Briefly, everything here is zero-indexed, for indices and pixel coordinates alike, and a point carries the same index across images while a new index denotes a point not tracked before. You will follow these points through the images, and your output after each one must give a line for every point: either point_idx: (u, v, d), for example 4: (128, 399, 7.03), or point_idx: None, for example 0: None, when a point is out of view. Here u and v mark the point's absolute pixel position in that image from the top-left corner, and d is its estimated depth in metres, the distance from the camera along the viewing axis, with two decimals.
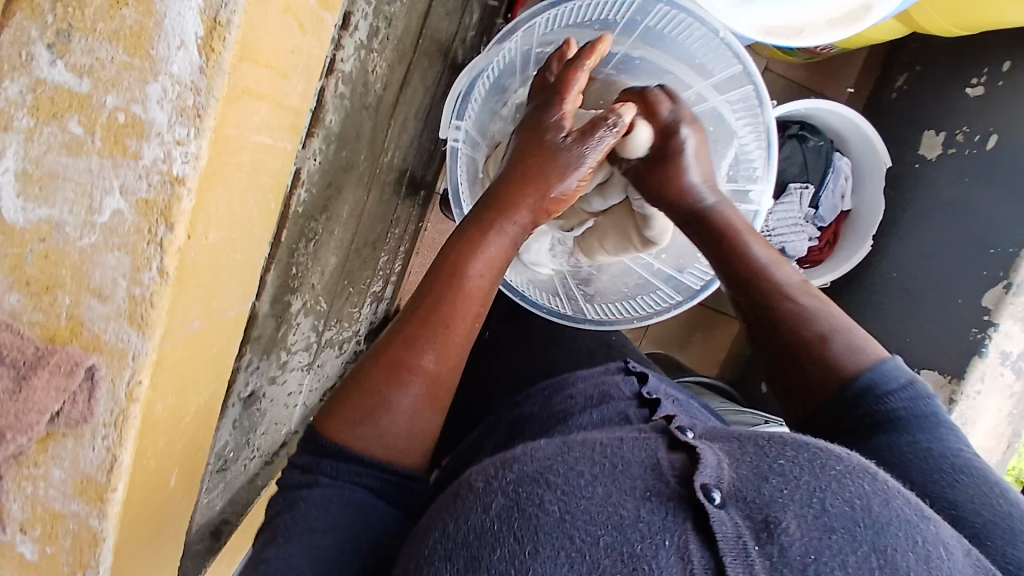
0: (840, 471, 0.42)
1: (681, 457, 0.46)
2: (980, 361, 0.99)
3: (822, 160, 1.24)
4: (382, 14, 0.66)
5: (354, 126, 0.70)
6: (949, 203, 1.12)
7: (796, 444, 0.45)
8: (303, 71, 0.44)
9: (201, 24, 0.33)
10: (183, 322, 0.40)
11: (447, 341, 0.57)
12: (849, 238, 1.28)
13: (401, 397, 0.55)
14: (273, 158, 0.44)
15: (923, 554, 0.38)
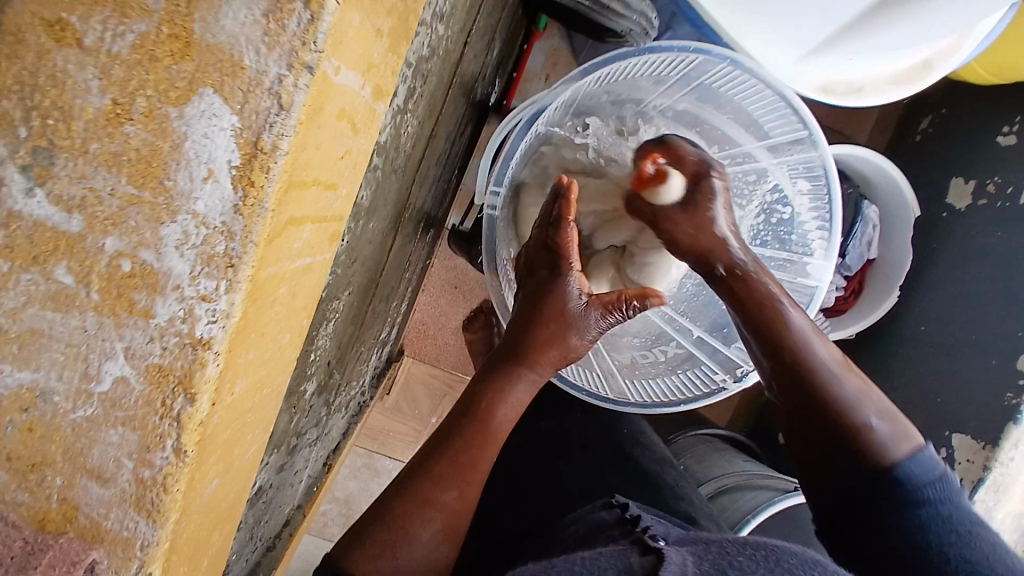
0: (790, 563, 0.50)
1: (653, 558, 0.52)
2: (1015, 429, 0.86)
3: (850, 208, 1.06)
4: (420, 73, 0.58)
5: (382, 196, 0.62)
6: (979, 252, 0.98)
7: (759, 546, 0.53)
8: (350, 176, 0.36)
9: (239, 152, 0.26)
10: (200, 491, 0.32)
11: (471, 479, 0.55)
12: (875, 286, 1.09)
13: (423, 531, 0.53)
14: (310, 279, 0.36)
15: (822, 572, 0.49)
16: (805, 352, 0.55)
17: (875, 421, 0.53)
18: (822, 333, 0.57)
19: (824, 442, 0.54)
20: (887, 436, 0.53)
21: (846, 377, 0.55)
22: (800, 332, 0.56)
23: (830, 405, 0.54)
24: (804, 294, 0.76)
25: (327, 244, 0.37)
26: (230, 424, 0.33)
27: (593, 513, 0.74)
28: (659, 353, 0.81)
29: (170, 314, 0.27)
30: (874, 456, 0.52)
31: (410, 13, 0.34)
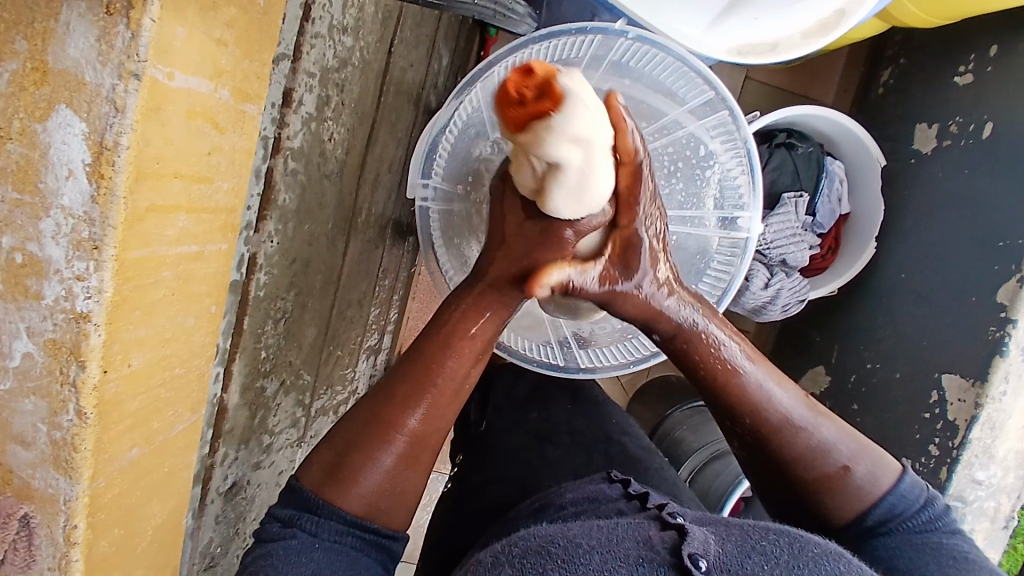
0: (818, 553, 0.45)
1: (674, 534, 0.47)
2: (1002, 362, 0.86)
3: (815, 167, 1.08)
4: (331, 82, 0.63)
5: (312, 199, 0.66)
6: (945, 196, 0.99)
7: (785, 530, 0.48)
8: (230, 169, 0.41)
9: (88, 151, 0.31)
10: (117, 454, 0.37)
11: (438, 399, 0.54)
12: (853, 242, 1.12)
13: (382, 456, 0.52)
14: (204, 265, 0.41)
15: None
16: (772, 411, 0.54)
17: (848, 464, 0.53)
18: (778, 378, 0.55)
19: (793, 488, 0.54)
20: (864, 478, 0.53)
21: (813, 426, 0.54)
22: (764, 391, 0.54)
23: (800, 455, 0.53)
24: (737, 244, 0.80)
25: (219, 235, 0.42)
26: (140, 394, 0.38)
27: (597, 488, 0.70)
28: (615, 322, 0.83)
29: (55, 294, 0.32)
30: (846, 499, 0.52)
31: (259, 19, 0.40)
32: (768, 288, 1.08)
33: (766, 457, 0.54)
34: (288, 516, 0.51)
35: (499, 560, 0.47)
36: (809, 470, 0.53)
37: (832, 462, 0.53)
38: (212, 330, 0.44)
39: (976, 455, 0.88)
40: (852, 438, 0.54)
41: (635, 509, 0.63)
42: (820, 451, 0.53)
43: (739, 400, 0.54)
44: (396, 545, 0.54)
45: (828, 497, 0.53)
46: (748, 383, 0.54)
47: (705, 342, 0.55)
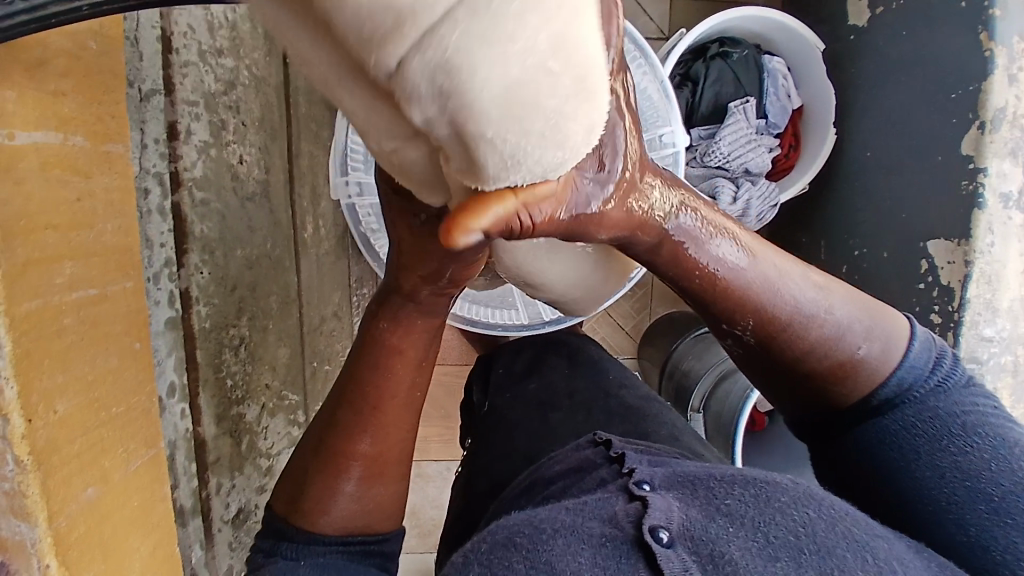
0: (783, 503, 0.44)
1: (637, 505, 0.45)
2: (982, 214, 0.85)
3: (754, 69, 1.08)
4: (222, 106, 0.63)
5: (235, 224, 0.66)
6: (894, 64, 0.97)
7: (750, 481, 0.47)
8: (110, 206, 0.43)
9: None
10: (72, 495, 0.40)
11: (381, 420, 0.52)
12: (810, 133, 1.11)
13: (345, 484, 0.52)
14: (112, 304, 0.43)
15: (864, 560, 0.41)
16: (781, 306, 0.49)
17: (863, 346, 0.50)
18: (775, 266, 0.50)
19: (802, 378, 0.51)
20: (879, 357, 0.50)
21: (822, 313, 0.50)
22: (770, 286, 0.49)
23: (815, 346, 0.50)
24: (669, 160, 0.81)
25: (120, 273, 0.44)
26: (79, 436, 0.40)
27: (580, 454, 0.61)
28: None
29: None
30: (862, 383, 0.50)
31: (98, 61, 0.41)
32: (737, 201, 1.07)
33: (779, 353, 0.50)
34: (268, 546, 0.51)
35: (467, 559, 0.45)
36: (820, 359, 0.50)
37: (842, 349, 0.50)
38: (145, 367, 0.47)
39: (979, 312, 0.86)
40: (858, 311, 0.51)
41: (601, 458, 0.58)
42: (826, 340, 0.50)
43: (744, 303, 0.49)
44: (388, 546, 0.54)
45: (844, 383, 0.50)
46: (751, 284, 0.48)
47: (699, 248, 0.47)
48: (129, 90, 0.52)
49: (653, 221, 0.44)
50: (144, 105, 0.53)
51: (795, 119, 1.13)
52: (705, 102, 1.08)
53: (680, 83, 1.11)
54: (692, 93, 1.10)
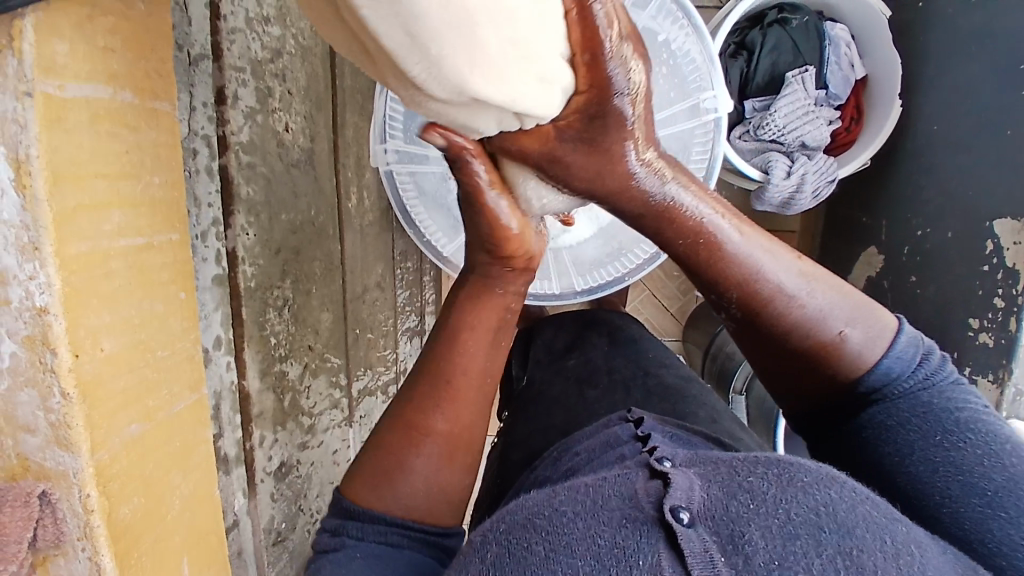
0: (806, 483, 0.42)
1: (657, 484, 0.43)
2: None
3: (814, 37, 1.03)
4: (269, 74, 0.65)
5: (281, 188, 0.68)
6: (965, 29, 0.91)
7: (770, 460, 0.44)
8: (155, 162, 0.45)
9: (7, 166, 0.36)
10: (114, 429, 0.42)
11: (456, 397, 0.52)
12: (874, 105, 1.05)
13: (417, 460, 0.51)
14: (157, 255, 0.46)
15: (893, 552, 0.37)
16: (759, 281, 0.47)
17: (845, 328, 0.47)
18: (766, 238, 0.49)
19: (788, 359, 0.49)
20: (863, 343, 0.47)
21: (806, 291, 0.48)
22: (750, 257, 0.48)
23: (796, 325, 0.48)
24: (713, 127, 0.79)
25: (166, 226, 0.46)
26: (124, 375, 0.43)
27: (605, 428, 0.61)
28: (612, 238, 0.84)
29: (19, 296, 0.37)
30: (844, 368, 0.47)
31: (147, 23, 0.44)
32: (791, 176, 1.02)
33: (759, 330, 0.49)
34: (333, 526, 0.51)
35: (485, 537, 0.43)
36: (804, 340, 0.48)
37: (829, 331, 0.47)
38: (189, 318, 0.50)
39: None
40: (849, 297, 0.48)
41: (626, 435, 0.57)
42: (810, 322, 0.47)
43: (724, 272, 0.48)
44: (452, 541, 0.52)
45: (825, 367, 0.48)
46: (735, 253, 0.48)
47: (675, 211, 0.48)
48: (179, 54, 0.54)
49: (628, 173, 0.46)
50: (194, 71, 0.56)
51: (858, 90, 1.06)
52: (761, 73, 1.04)
53: (734, 52, 1.07)
54: (747, 62, 1.05)
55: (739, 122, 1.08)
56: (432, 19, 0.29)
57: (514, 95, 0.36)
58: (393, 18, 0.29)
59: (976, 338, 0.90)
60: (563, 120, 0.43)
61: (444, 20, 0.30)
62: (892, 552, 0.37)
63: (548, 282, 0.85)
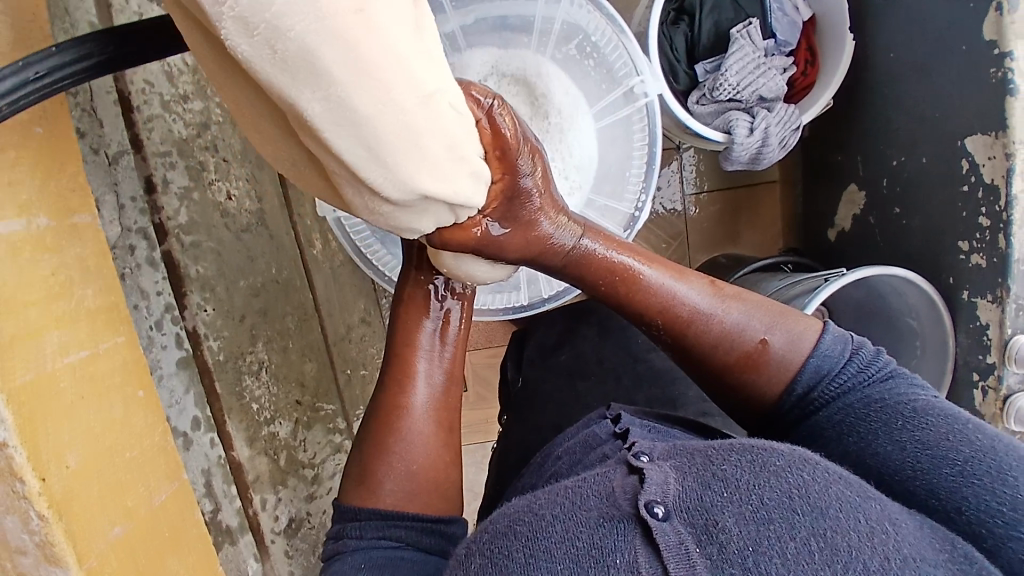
0: (780, 466, 0.41)
1: (634, 479, 0.42)
2: (1014, 101, 0.79)
3: None
4: (198, 146, 0.66)
5: (234, 259, 0.70)
6: None
7: (739, 440, 0.45)
8: (86, 274, 0.47)
9: None
10: (98, 537, 0.44)
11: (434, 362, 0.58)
12: (826, 44, 1.04)
13: (410, 432, 0.55)
14: (107, 362, 0.48)
15: (867, 531, 0.38)
16: (680, 306, 0.55)
17: (765, 336, 0.54)
18: (679, 270, 0.58)
19: (723, 373, 0.55)
20: (785, 347, 0.53)
21: (721, 309, 0.55)
22: (664, 287, 0.56)
23: (718, 339, 0.54)
24: (647, 111, 0.79)
25: (107, 330, 0.48)
26: (94, 486, 0.45)
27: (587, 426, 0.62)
28: None
29: None
30: (777, 373, 0.53)
31: (55, 143, 0.45)
32: (754, 132, 0.99)
33: (691, 351, 0.56)
34: (334, 532, 0.53)
35: (469, 552, 0.43)
36: (731, 352, 0.54)
37: (748, 339, 0.54)
38: (155, 411, 0.51)
39: None
40: (765, 312, 0.55)
41: (606, 432, 0.58)
42: (728, 333, 0.54)
43: (646, 303, 0.56)
44: (455, 529, 0.55)
45: (762, 376, 0.53)
46: (651, 282, 0.56)
47: (601, 260, 0.57)
48: (94, 158, 0.56)
49: (557, 237, 0.55)
50: (116, 166, 0.58)
51: (808, 33, 1.06)
52: (705, 34, 1.04)
53: (676, 18, 1.08)
54: (689, 26, 1.06)
55: (693, 88, 1.07)
56: (393, 145, 0.35)
57: (455, 187, 0.41)
58: (355, 139, 0.34)
59: (970, 259, 0.88)
60: (487, 205, 0.49)
61: (392, 135, 0.35)
62: (867, 530, 0.38)
63: (514, 294, 0.86)
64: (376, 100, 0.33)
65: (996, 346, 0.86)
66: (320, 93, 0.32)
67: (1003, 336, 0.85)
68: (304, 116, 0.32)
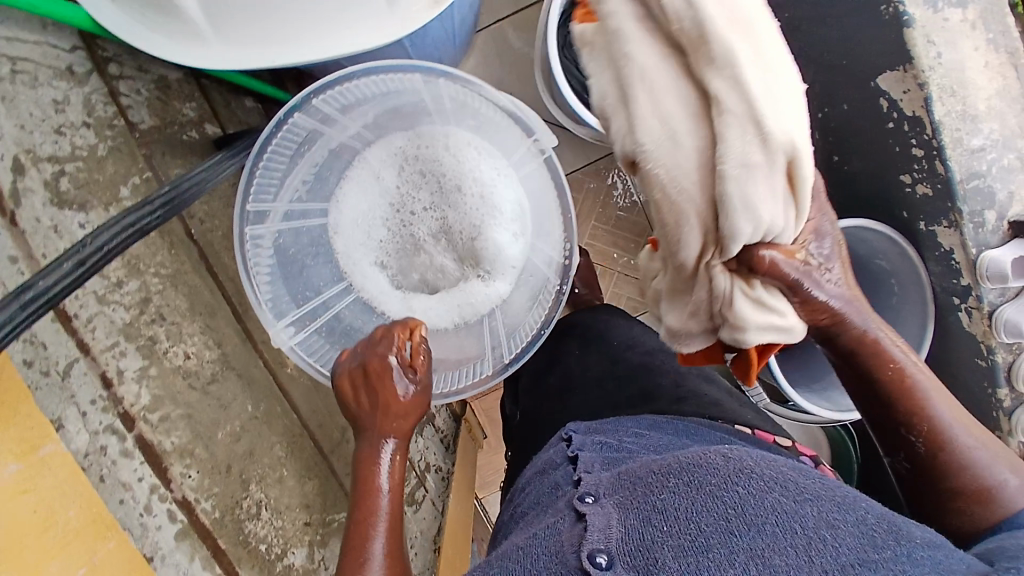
0: (714, 484, 0.50)
1: (579, 529, 0.51)
2: (913, 31, 0.98)
3: None
4: (145, 326, 0.73)
5: (206, 414, 0.75)
6: None
7: (682, 466, 0.52)
8: (66, 501, 0.57)
9: None
10: None
11: (388, 530, 0.67)
12: None
13: None
14: (104, 567, 0.58)
15: (802, 544, 0.46)
16: (943, 422, 0.56)
17: (1003, 481, 0.56)
18: (963, 410, 0.57)
19: (947, 484, 0.57)
20: (1010, 487, 0.55)
21: (980, 445, 0.56)
22: (941, 402, 0.56)
23: (962, 463, 0.56)
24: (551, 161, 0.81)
25: (99, 540, 0.59)
26: None
27: (553, 476, 0.70)
28: (521, 295, 0.89)
29: None
30: (999, 512, 0.55)
31: None
32: None
33: (926, 459, 0.57)
34: None
35: None
36: (971, 480, 0.56)
37: (986, 479, 0.55)
38: None
39: (950, 121, 0.99)
40: (1013, 466, 0.57)
41: (566, 480, 0.67)
42: (973, 464, 0.56)
43: (920, 410, 0.56)
44: None
45: (982, 508, 0.55)
46: (932, 392, 0.56)
47: (891, 357, 0.56)
48: (44, 382, 0.64)
49: (852, 315, 0.56)
50: (69, 378, 0.66)
51: None
52: None
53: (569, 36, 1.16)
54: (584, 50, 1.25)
55: None
56: (765, 113, 0.47)
57: (789, 119, 0.48)
58: (734, 82, 0.47)
59: (917, 189, 1.07)
60: (799, 274, 0.54)
61: (764, 96, 0.48)
62: (801, 544, 0.46)
63: (479, 365, 0.89)
64: (757, 64, 0.48)
65: (967, 267, 1.02)
66: (723, 71, 0.47)
67: (971, 257, 1.01)
68: (715, 93, 0.48)
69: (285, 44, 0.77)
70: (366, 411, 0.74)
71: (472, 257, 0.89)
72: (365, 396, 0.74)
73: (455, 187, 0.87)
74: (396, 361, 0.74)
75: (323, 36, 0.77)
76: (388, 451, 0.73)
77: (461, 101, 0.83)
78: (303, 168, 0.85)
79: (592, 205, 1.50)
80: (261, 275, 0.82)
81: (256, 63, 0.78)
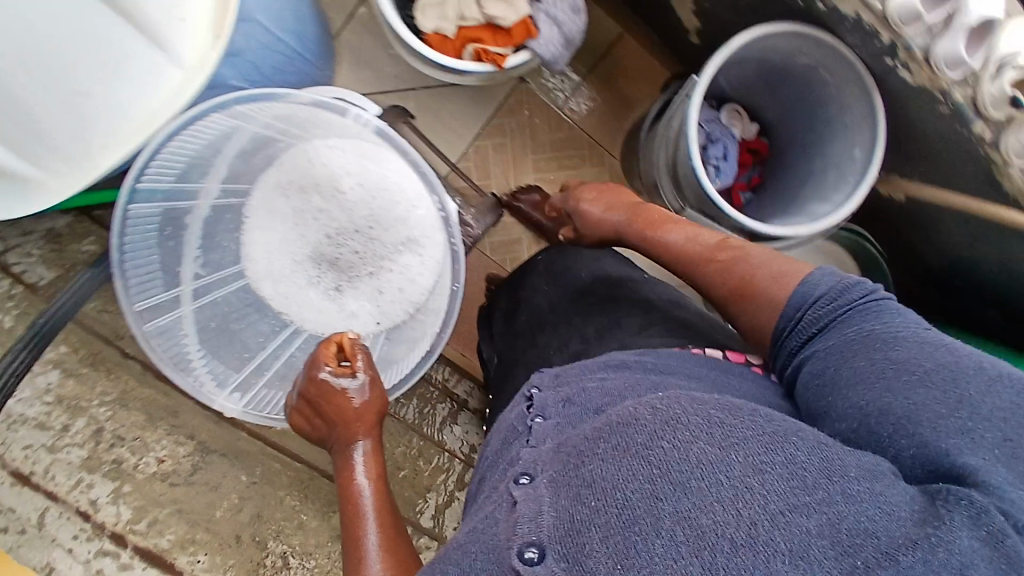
0: (639, 444, 0.44)
1: (513, 516, 0.44)
2: None
3: None
4: (100, 455, 0.86)
5: (197, 503, 0.89)
6: None
7: (612, 429, 0.46)
8: None
9: None
10: None
11: (380, 522, 0.68)
12: None
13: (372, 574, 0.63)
14: None
15: (729, 496, 0.42)
16: (678, 240, 0.87)
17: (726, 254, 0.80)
18: (707, 239, 0.84)
19: (723, 294, 0.78)
20: (765, 267, 0.74)
21: (717, 250, 0.82)
22: (668, 233, 0.90)
23: (725, 273, 0.78)
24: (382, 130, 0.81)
25: None
26: None
27: (508, 441, 0.61)
28: (438, 264, 0.89)
29: None
30: (753, 291, 0.73)
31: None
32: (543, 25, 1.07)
33: (701, 280, 0.83)
34: None
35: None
36: (721, 282, 0.78)
37: (726, 268, 0.79)
38: None
39: None
40: (764, 261, 0.75)
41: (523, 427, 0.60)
42: (714, 268, 0.80)
43: (667, 244, 0.88)
44: None
45: (740, 301, 0.75)
46: (672, 234, 0.88)
47: (649, 226, 0.93)
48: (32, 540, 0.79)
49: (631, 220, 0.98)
50: (45, 528, 0.81)
51: None
52: None
53: None
54: None
55: None
56: None
57: None
58: None
59: None
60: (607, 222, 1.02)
61: None
62: (728, 496, 0.42)
63: (418, 348, 0.89)
64: None
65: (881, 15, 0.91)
66: None
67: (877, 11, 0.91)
68: None
69: (88, 161, 0.77)
70: (327, 414, 0.76)
71: (389, 249, 0.91)
72: (317, 399, 0.76)
73: (347, 194, 0.90)
74: (331, 370, 0.76)
75: (123, 127, 0.76)
76: (360, 445, 0.75)
77: (280, 116, 0.83)
78: (181, 247, 0.86)
79: (523, 141, 1.43)
80: (196, 359, 0.86)
81: (71, 186, 0.78)
